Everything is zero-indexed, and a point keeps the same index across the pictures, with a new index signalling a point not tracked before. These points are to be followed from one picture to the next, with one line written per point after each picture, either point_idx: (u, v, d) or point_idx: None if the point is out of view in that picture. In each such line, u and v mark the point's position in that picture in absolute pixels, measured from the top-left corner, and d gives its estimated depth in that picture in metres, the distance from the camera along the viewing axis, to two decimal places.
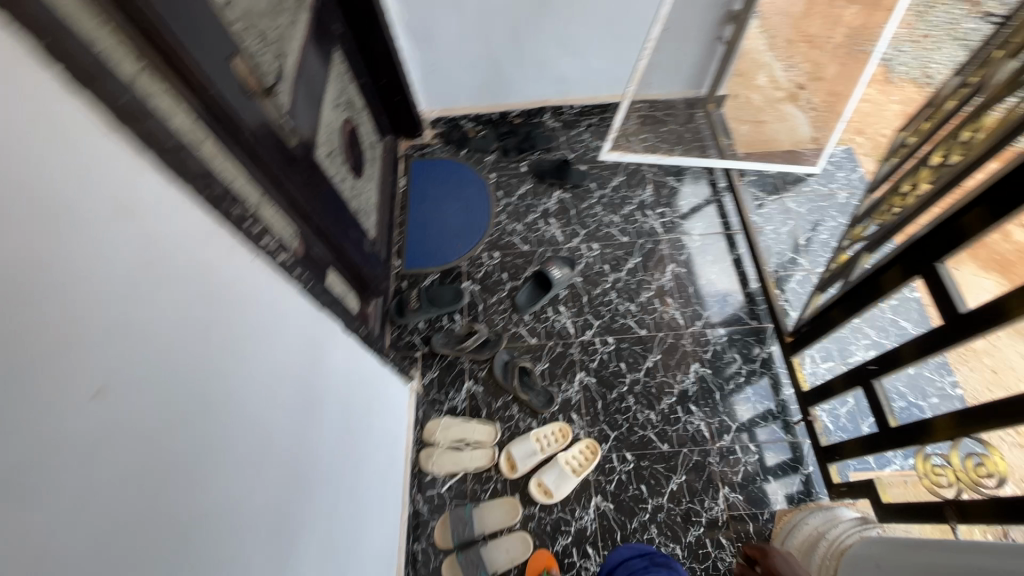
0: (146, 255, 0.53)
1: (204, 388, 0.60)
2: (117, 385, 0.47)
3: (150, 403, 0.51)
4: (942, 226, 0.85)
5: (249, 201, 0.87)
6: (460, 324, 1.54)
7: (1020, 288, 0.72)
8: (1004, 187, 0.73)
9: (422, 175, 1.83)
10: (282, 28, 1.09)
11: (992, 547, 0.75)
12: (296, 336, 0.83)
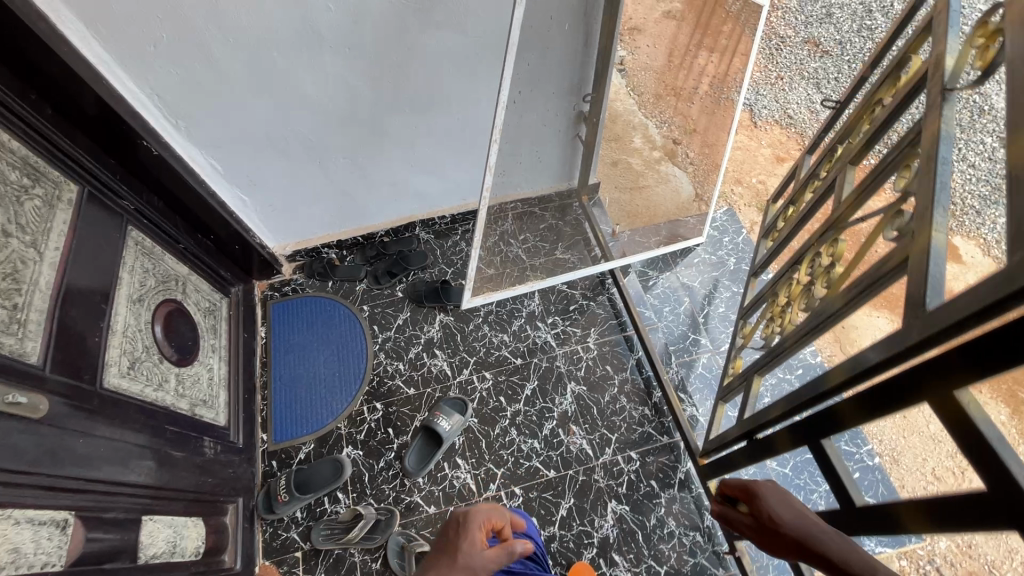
0: None
1: None
2: None
3: None
4: (819, 403, 0.75)
5: None
6: (344, 507, 1.33)
7: (910, 505, 0.62)
8: (872, 386, 0.64)
9: (285, 321, 1.60)
10: (15, 254, 0.86)
11: None
12: None
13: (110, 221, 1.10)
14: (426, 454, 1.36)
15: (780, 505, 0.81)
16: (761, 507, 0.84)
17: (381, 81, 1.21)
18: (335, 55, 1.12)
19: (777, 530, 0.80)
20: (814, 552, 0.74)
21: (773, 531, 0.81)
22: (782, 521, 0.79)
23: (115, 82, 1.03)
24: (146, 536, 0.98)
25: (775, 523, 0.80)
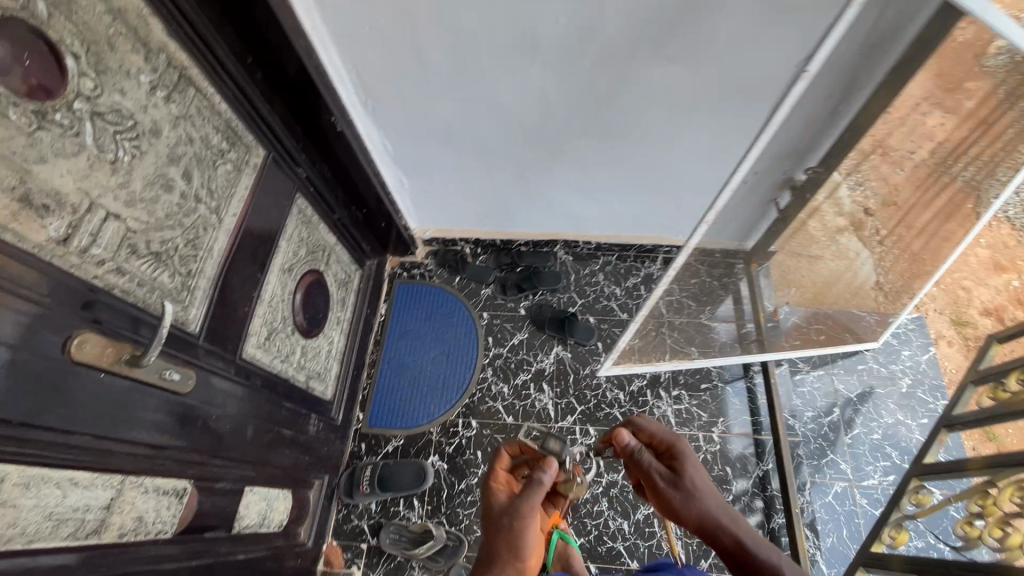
0: None
1: None
2: None
3: None
4: None
5: (84, 515, 0.67)
6: (418, 516, 1.31)
7: None
8: None
9: (405, 303, 1.59)
10: (200, 219, 0.86)
11: None
12: None
13: (283, 188, 1.10)
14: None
15: (699, 483, 0.90)
16: (679, 472, 0.92)
17: (582, 103, 1.07)
18: (545, 69, 0.99)
19: (689, 505, 0.88)
20: (715, 535, 0.84)
21: (682, 493, 0.90)
22: (696, 496, 0.88)
23: (324, 55, 0.99)
24: (244, 508, 1.00)
25: (691, 493, 0.89)
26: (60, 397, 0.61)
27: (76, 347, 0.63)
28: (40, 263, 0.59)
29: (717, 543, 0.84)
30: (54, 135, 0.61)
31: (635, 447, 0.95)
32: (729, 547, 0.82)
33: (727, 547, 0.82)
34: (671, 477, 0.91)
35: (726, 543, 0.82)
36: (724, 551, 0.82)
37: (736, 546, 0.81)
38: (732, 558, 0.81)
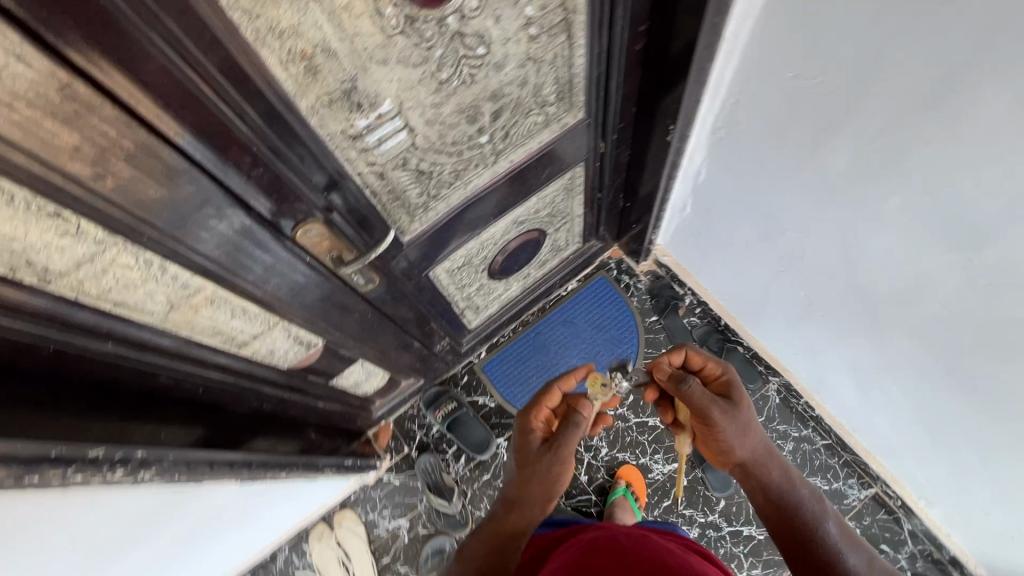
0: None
1: None
2: None
3: None
4: None
5: (237, 335, 0.75)
6: (454, 471, 1.36)
7: None
8: None
9: (592, 297, 1.47)
10: (477, 155, 0.80)
11: None
12: (167, 503, 0.76)
13: (574, 155, 0.98)
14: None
15: (752, 418, 0.79)
16: (732, 418, 0.77)
17: (965, 329, 0.74)
18: (953, 265, 0.69)
19: (738, 446, 0.78)
20: (757, 480, 0.80)
21: (734, 441, 0.78)
22: (744, 435, 0.78)
23: (719, 62, 0.79)
24: (348, 372, 1.09)
25: (736, 443, 0.77)
26: (269, 264, 0.65)
27: (306, 229, 0.65)
28: (323, 153, 0.59)
29: (758, 482, 0.80)
30: (408, 44, 0.56)
31: (685, 381, 0.77)
32: (772, 501, 0.78)
33: (771, 496, 0.78)
34: (727, 408, 0.77)
35: (769, 485, 0.78)
36: (766, 498, 0.78)
37: (786, 497, 0.77)
38: (770, 503, 0.78)
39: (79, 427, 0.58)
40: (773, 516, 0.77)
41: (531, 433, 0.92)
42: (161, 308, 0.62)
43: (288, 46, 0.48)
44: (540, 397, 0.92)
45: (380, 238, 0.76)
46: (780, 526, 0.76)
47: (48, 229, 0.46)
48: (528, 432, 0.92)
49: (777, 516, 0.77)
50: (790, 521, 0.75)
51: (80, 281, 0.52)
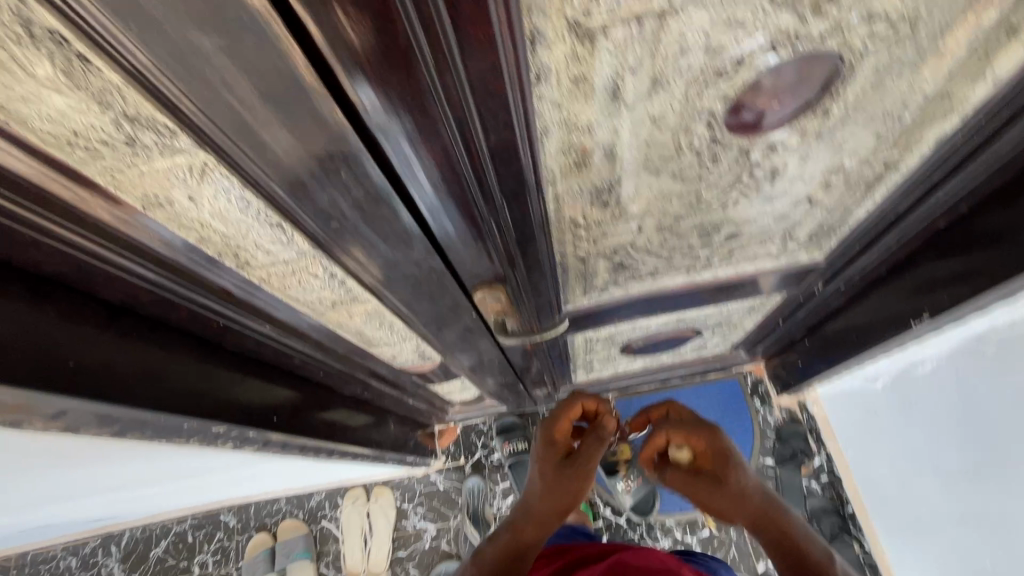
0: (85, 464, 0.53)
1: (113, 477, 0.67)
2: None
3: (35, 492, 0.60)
4: None
5: (376, 339, 0.74)
6: (496, 505, 1.32)
7: None
8: None
9: (712, 405, 1.36)
10: (687, 263, 0.70)
11: None
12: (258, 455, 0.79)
13: (781, 285, 0.84)
14: (650, 497, 1.32)
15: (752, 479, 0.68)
16: (726, 472, 0.67)
17: None
18: None
19: (743, 510, 0.69)
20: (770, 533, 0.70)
21: (749, 496, 0.68)
22: (749, 488, 0.68)
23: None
24: (448, 383, 1.08)
25: (743, 495, 0.68)
26: (435, 309, 0.61)
27: (486, 294, 0.60)
28: (543, 236, 0.53)
29: (776, 537, 0.69)
30: (694, 162, 0.47)
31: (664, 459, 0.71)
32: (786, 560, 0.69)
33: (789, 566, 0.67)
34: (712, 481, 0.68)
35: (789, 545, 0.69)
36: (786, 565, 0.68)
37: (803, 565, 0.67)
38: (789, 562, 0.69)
39: (222, 393, 0.59)
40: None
41: (555, 444, 0.69)
42: (325, 306, 0.61)
43: (572, 139, 0.41)
44: (566, 409, 0.69)
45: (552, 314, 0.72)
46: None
47: (267, 235, 0.45)
48: (549, 444, 0.69)
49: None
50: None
51: (271, 275, 0.51)
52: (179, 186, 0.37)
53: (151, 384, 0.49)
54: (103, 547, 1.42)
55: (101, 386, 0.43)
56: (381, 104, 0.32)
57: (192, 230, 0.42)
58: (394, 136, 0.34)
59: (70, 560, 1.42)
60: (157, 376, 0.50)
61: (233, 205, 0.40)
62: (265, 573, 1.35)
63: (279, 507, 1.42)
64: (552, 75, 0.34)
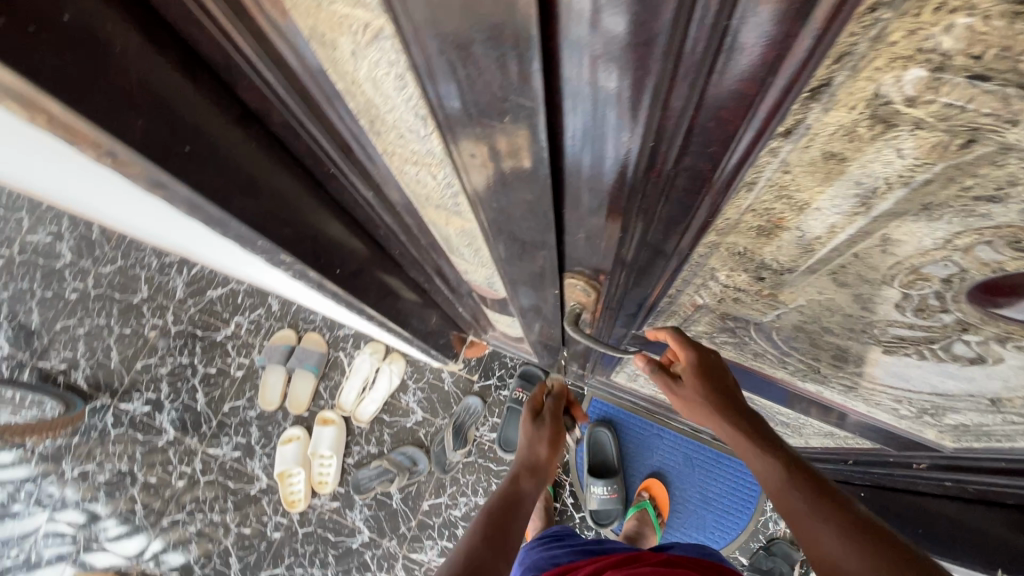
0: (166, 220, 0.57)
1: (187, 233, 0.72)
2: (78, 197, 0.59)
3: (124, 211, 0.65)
4: None
5: (457, 250, 0.73)
6: (480, 431, 1.41)
7: None
8: None
9: (723, 477, 1.30)
10: (797, 365, 0.61)
11: None
12: None
13: (880, 436, 0.72)
14: (613, 514, 1.32)
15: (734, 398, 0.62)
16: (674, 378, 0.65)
17: None
18: None
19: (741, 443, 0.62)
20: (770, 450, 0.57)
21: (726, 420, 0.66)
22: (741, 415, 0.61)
23: None
24: (498, 315, 1.08)
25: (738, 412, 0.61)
26: (523, 265, 0.57)
27: (577, 279, 0.56)
28: (670, 266, 0.46)
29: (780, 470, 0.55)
30: (892, 301, 0.37)
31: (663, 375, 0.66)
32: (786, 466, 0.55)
33: (797, 489, 0.53)
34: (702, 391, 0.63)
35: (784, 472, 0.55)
36: (788, 478, 0.55)
37: (808, 481, 0.54)
38: (794, 475, 0.55)
39: (307, 228, 0.60)
40: (798, 507, 0.53)
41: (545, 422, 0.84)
42: (429, 201, 0.58)
43: (774, 206, 0.33)
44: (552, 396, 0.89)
45: (626, 325, 0.68)
46: (846, 532, 0.49)
47: (406, 121, 0.41)
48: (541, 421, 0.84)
49: (813, 511, 0.51)
50: (868, 527, 0.48)
51: (394, 154, 0.48)
52: (346, 36, 0.33)
53: (250, 195, 0.49)
54: (178, 265, 1.63)
55: (202, 181, 0.43)
56: (589, 71, 0.26)
57: (342, 80, 0.39)
58: (583, 100, 0.28)
59: (151, 261, 1.65)
60: (257, 189, 0.50)
61: (388, 78, 0.36)
62: (279, 362, 1.52)
63: (315, 319, 1.56)
64: (805, 135, 0.26)
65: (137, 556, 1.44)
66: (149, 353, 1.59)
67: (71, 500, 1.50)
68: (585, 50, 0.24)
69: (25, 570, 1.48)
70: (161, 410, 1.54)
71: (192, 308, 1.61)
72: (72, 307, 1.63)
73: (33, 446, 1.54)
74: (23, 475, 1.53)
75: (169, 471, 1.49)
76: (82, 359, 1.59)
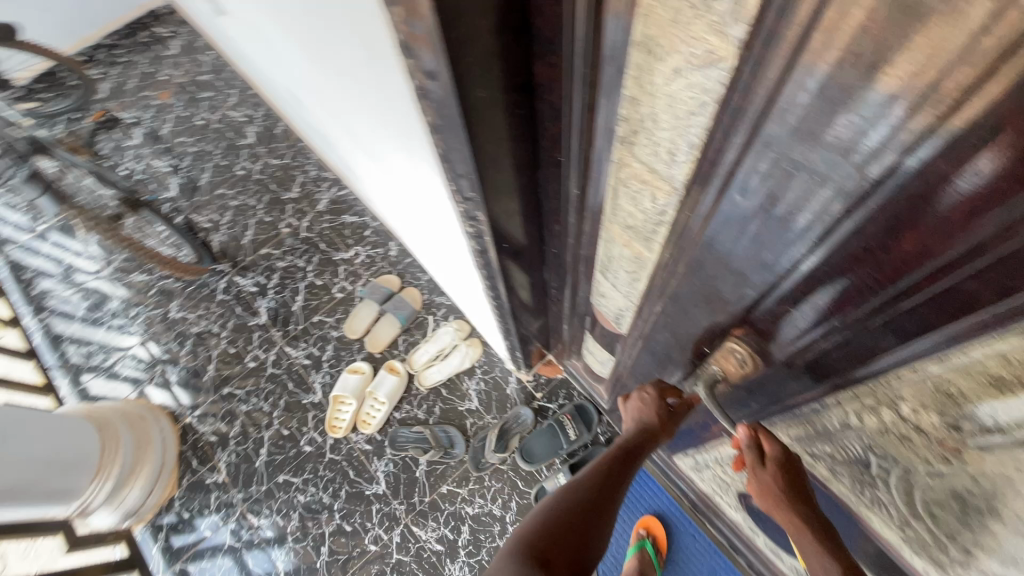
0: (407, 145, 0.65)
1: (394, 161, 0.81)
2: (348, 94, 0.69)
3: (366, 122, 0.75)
4: None
5: (613, 272, 0.75)
6: (518, 427, 1.42)
7: None
8: None
9: None
10: (917, 538, 0.56)
11: None
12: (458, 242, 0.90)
13: None
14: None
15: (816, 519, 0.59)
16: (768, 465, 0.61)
17: None
18: None
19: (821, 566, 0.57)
20: None
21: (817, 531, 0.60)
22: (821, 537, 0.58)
23: None
24: (599, 347, 1.10)
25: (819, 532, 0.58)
26: (689, 308, 0.58)
27: (735, 345, 0.57)
28: (853, 367, 0.45)
29: None
30: None
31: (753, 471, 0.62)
32: None
33: None
34: (784, 498, 0.59)
35: None
36: None
37: None
38: None
39: (506, 200, 0.65)
40: None
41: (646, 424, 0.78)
42: (623, 218, 0.61)
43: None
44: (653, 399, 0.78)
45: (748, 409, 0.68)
46: None
47: (671, 145, 0.44)
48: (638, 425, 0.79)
49: None
50: None
51: (630, 165, 0.52)
52: (679, 53, 0.36)
53: (490, 152, 0.55)
54: (332, 182, 1.82)
55: (463, 123, 0.47)
56: (919, 181, 0.28)
57: (636, 88, 0.43)
58: (898, 192, 0.30)
59: (313, 170, 1.85)
60: (498, 150, 0.56)
61: (687, 103, 0.39)
62: (376, 300, 1.61)
63: (421, 278, 1.67)
64: None
65: (189, 407, 1.58)
66: (275, 244, 1.76)
67: (164, 335, 1.68)
68: (937, 160, 0.27)
69: (103, 376, 1.65)
70: (263, 296, 1.69)
71: (326, 223, 1.77)
72: (235, 181, 1.86)
73: (158, 279, 1.76)
74: (139, 297, 1.74)
75: (247, 349, 1.63)
76: (224, 225, 1.80)
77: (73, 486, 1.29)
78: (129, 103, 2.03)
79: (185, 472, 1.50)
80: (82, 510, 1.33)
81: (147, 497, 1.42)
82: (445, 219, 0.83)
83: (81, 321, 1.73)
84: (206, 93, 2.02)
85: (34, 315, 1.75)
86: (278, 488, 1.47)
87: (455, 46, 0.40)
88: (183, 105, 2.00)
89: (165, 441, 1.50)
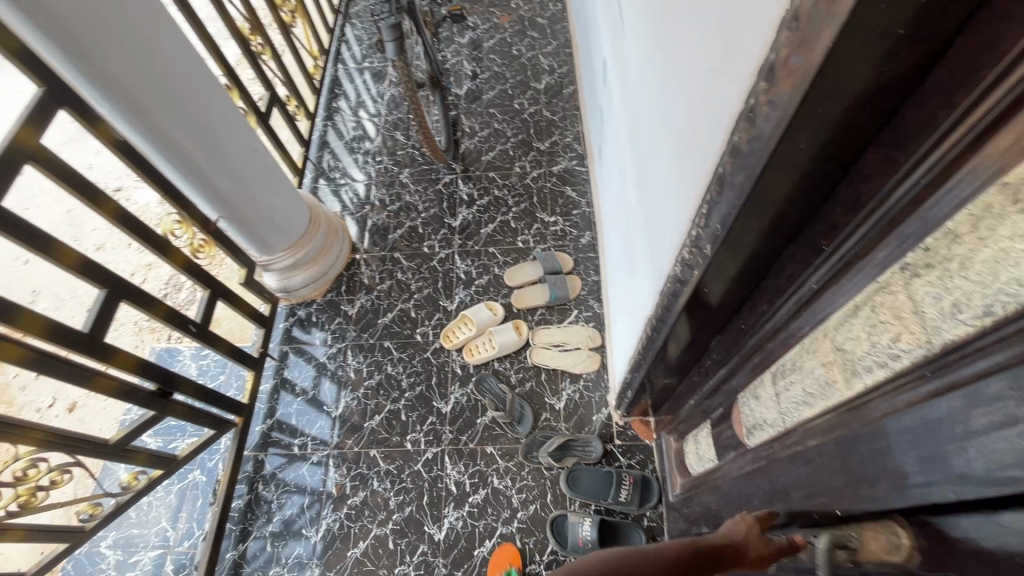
0: (687, 157, 0.67)
1: (658, 164, 0.84)
2: (665, 91, 0.73)
3: (659, 120, 0.79)
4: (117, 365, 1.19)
5: (787, 384, 0.70)
6: (581, 452, 1.41)
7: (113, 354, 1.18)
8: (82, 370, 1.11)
9: None
10: None
11: (196, 189, 1.36)
12: (658, 266, 0.90)
13: None
14: None
15: None
16: None
17: None
18: None
19: None
20: None
21: None
22: None
23: None
24: (710, 442, 1.03)
25: None
26: (852, 462, 0.53)
27: (897, 528, 0.50)
28: None
29: None
30: None
31: None
32: None
33: None
34: None
35: None
36: None
37: None
38: None
39: (737, 254, 0.64)
40: None
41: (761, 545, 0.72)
42: (842, 340, 0.57)
43: None
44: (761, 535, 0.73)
45: None
46: None
47: (965, 301, 0.40)
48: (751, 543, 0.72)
49: None
50: None
51: (898, 295, 0.48)
52: None
53: (763, 202, 0.54)
54: (576, 156, 1.93)
55: (762, 163, 0.48)
56: None
57: (967, 227, 0.39)
58: None
59: (569, 137, 1.98)
60: (770, 207, 0.55)
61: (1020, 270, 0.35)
62: (544, 267, 1.70)
63: (590, 276, 1.71)
64: None
65: (365, 248, 1.86)
66: (503, 174, 1.94)
67: (385, 187, 1.99)
68: None
69: (331, 188, 2.02)
70: (467, 206, 1.89)
71: (550, 183, 1.90)
72: (508, 109, 2.08)
73: (409, 146, 2.07)
74: (388, 151, 2.07)
75: (429, 236, 1.85)
76: (477, 137, 2.03)
77: (273, 244, 1.62)
78: (478, 11, 2.38)
79: (331, 291, 1.79)
80: (264, 263, 1.67)
81: (302, 286, 1.73)
82: (664, 240, 0.84)
83: (345, 142, 2.13)
84: (533, 33, 2.27)
85: (323, 119, 2.20)
86: (380, 349, 1.67)
87: (815, 94, 0.40)
88: (512, 32, 2.28)
89: (338, 257, 1.79)
